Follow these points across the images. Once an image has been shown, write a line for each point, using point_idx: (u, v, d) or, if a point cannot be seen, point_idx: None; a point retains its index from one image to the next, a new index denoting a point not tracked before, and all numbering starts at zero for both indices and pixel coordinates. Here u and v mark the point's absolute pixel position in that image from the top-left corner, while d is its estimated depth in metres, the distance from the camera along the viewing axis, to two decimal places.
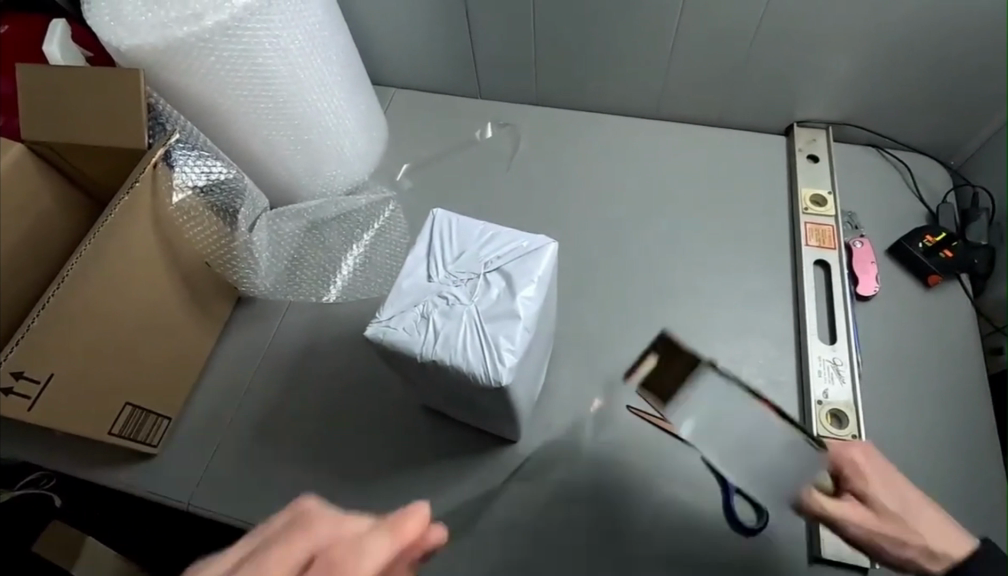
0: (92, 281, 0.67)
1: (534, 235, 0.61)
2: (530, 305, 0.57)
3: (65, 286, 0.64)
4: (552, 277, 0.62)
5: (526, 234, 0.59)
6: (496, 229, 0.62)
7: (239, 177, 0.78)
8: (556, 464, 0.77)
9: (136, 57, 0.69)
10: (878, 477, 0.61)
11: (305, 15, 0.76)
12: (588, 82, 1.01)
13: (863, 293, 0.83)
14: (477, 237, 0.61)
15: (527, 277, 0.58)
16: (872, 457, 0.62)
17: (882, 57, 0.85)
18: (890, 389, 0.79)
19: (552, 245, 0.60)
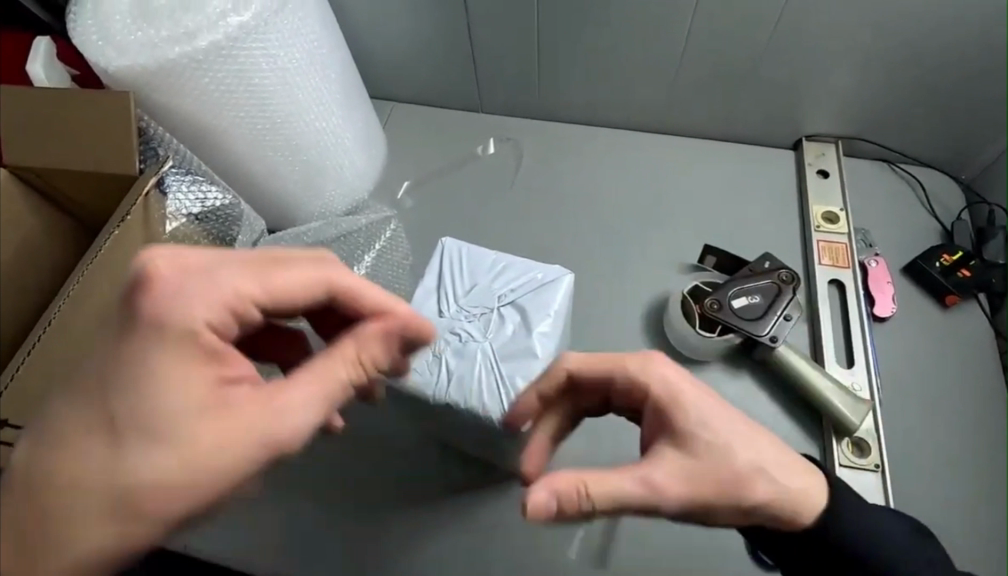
0: (83, 322, 0.63)
1: (549, 265, 0.58)
2: (547, 342, 0.54)
3: (52, 330, 0.60)
4: (567, 310, 0.59)
5: (541, 265, 0.57)
6: (508, 260, 0.59)
7: (236, 203, 0.75)
8: None
9: (125, 79, 0.66)
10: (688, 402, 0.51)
11: (303, 32, 0.73)
12: (590, 96, 0.99)
13: (880, 314, 0.81)
14: (488, 268, 0.58)
15: (542, 312, 0.55)
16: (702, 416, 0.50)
17: (894, 70, 0.83)
18: (908, 413, 0.77)
19: (567, 276, 0.57)
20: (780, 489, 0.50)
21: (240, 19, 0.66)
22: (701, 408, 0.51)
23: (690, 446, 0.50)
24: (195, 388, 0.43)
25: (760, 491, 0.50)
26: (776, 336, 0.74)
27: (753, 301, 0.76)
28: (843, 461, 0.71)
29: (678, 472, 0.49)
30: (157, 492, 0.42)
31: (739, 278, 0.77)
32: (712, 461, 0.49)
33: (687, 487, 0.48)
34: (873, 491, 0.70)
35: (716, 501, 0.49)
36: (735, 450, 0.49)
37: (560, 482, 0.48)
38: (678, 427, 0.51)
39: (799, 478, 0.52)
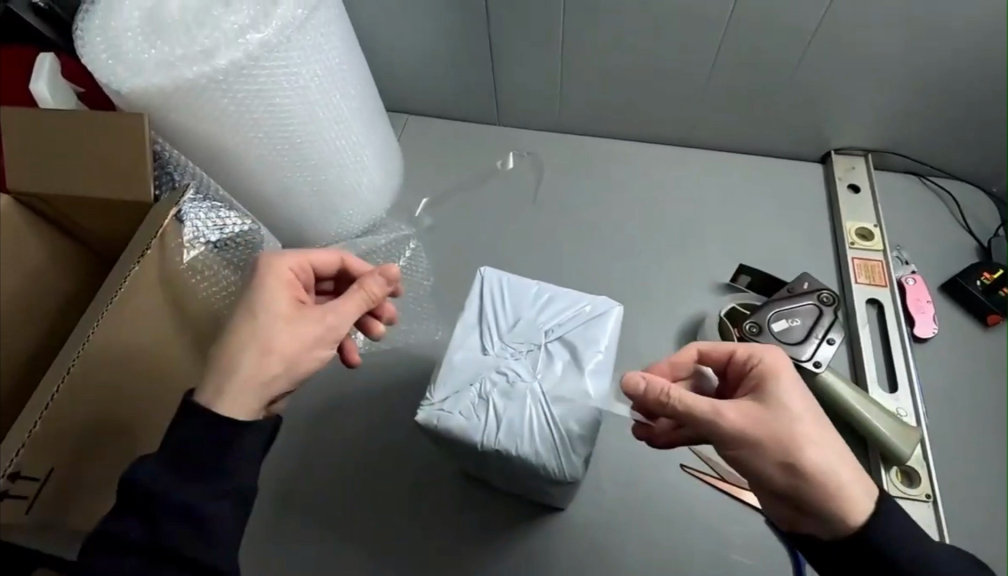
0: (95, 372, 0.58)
1: (596, 296, 0.56)
2: (600, 380, 0.52)
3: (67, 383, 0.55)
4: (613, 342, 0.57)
5: (590, 297, 0.54)
6: (551, 290, 0.57)
7: (256, 229, 0.72)
8: (612, 533, 0.70)
9: (139, 100, 0.62)
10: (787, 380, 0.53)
11: (324, 48, 0.69)
12: (613, 110, 0.96)
13: (921, 335, 0.79)
14: (531, 300, 0.56)
15: (593, 348, 0.53)
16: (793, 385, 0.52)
17: (929, 84, 0.81)
18: (954, 437, 0.75)
19: (616, 308, 0.55)
20: (838, 469, 0.49)
21: (260, 35, 0.63)
22: (798, 383, 0.52)
23: (772, 401, 0.51)
24: (275, 301, 0.53)
25: (816, 462, 0.49)
26: (820, 361, 0.72)
27: (793, 324, 0.74)
28: (893, 492, 0.68)
29: (748, 412, 0.51)
30: (264, 369, 0.51)
31: (779, 299, 0.76)
32: (783, 419, 0.50)
33: (753, 425, 0.51)
34: (925, 522, 0.67)
35: (770, 450, 0.50)
36: (807, 420, 0.50)
37: (654, 381, 0.53)
38: (769, 386, 0.52)
39: (859, 471, 0.50)
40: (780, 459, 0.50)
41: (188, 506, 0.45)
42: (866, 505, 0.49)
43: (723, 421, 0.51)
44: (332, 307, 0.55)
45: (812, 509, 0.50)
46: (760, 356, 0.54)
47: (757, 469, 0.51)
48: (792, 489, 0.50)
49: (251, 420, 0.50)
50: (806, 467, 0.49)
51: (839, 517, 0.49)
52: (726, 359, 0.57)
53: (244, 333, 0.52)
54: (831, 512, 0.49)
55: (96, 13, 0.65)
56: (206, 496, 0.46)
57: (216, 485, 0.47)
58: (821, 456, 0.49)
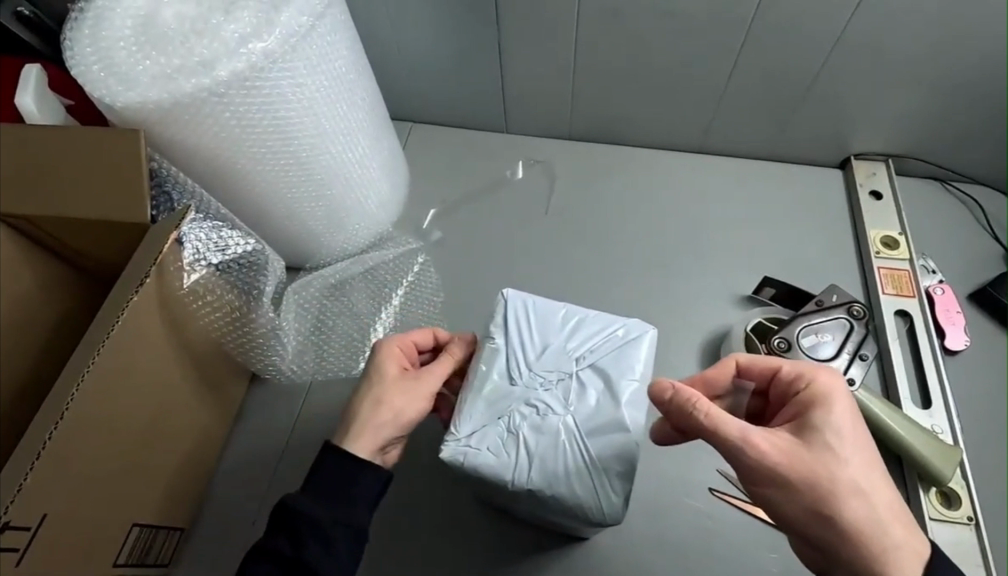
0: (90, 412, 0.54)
1: (627, 319, 0.56)
2: (636, 407, 0.52)
3: (63, 425, 0.51)
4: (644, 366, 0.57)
5: (623, 321, 0.54)
6: (578, 314, 0.57)
7: (260, 249, 0.68)
8: (639, 561, 0.67)
9: (134, 116, 0.58)
10: (840, 419, 0.48)
11: (330, 58, 0.65)
12: (625, 116, 0.93)
13: (952, 347, 0.76)
14: (558, 325, 0.56)
15: (627, 375, 0.53)
16: (845, 428, 0.48)
17: (953, 89, 0.78)
18: (994, 455, 0.72)
19: (651, 331, 0.56)
20: (879, 523, 0.46)
21: (263, 45, 0.59)
22: (850, 420, 0.48)
23: (815, 434, 0.48)
24: (388, 367, 0.56)
25: (854, 512, 0.46)
26: (853, 378, 0.69)
27: (822, 341, 0.71)
28: (932, 514, 0.65)
29: (786, 444, 0.47)
30: (378, 422, 0.54)
31: (808, 313, 0.72)
32: (826, 460, 0.46)
33: (791, 461, 0.47)
34: (967, 547, 0.64)
35: (803, 489, 0.46)
36: (852, 464, 0.46)
37: (685, 391, 0.50)
38: (814, 415, 0.48)
39: (900, 527, 0.46)
40: (813, 502, 0.46)
41: (321, 531, 0.50)
42: (904, 564, 0.46)
43: (754, 445, 0.47)
44: (432, 369, 0.57)
45: (840, 558, 0.47)
46: (813, 380, 0.50)
47: (783, 505, 0.47)
48: (822, 534, 0.47)
49: (368, 461, 0.53)
50: (842, 516, 0.46)
51: (868, 568, 0.46)
52: (769, 377, 0.54)
53: (361, 392, 0.55)
54: (862, 566, 0.46)
55: (86, 22, 0.61)
56: (336, 523, 0.51)
57: (343, 515, 0.51)
58: (858, 505, 0.46)
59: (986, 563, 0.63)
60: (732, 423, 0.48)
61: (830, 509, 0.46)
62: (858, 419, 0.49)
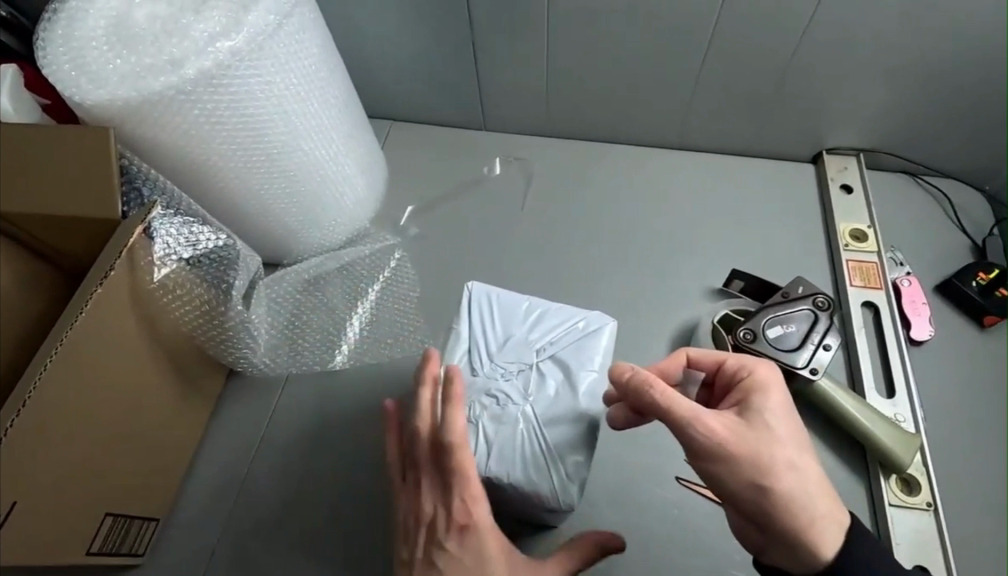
0: (55, 400, 0.54)
1: (589, 312, 0.58)
2: (593, 396, 0.54)
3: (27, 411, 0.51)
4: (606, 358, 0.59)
5: (583, 313, 0.56)
6: (541, 308, 0.59)
7: (231, 245, 0.68)
8: (606, 549, 0.68)
9: (103, 114, 0.59)
10: (777, 402, 0.51)
11: (300, 56, 0.67)
12: (599, 113, 0.94)
13: (918, 337, 0.77)
14: (521, 317, 0.57)
15: (586, 367, 0.55)
16: (782, 410, 0.51)
17: (918, 83, 0.80)
18: (956, 444, 0.73)
19: (610, 324, 0.57)
20: (812, 499, 0.49)
21: (230, 43, 0.60)
22: (784, 404, 0.52)
23: (755, 415, 0.50)
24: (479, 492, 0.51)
25: (788, 487, 0.48)
26: (816, 368, 0.70)
27: (788, 331, 0.72)
28: (893, 501, 0.67)
29: (731, 424, 0.49)
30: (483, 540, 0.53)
31: (773, 306, 0.74)
32: (764, 439, 0.49)
33: (737, 440, 0.49)
34: (926, 532, 0.66)
35: (747, 467, 0.48)
36: (788, 443, 0.49)
37: (643, 371, 0.51)
38: (755, 398, 0.51)
39: (830, 504, 0.49)
40: (755, 479, 0.48)
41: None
42: (832, 536, 0.49)
43: (704, 423, 0.49)
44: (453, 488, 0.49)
45: (771, 530, 0.50)
46: (753, 370, 0.54)
47: (725, 481, 0.49)
48: (759, 508, 0.49)
49: None
50: (780, 491, 0.48)
51: (797, 539, 0.49)
52: (716, 368, 0.57)
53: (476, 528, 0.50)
54: (795, 540, 0.49)
55: (59, 22, 0.62)
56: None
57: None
58: (792, 480, 0.49)
59: (945, 548, 0.64)
60: (683, 402, 0.49)
61: (769, 485, 0.48)
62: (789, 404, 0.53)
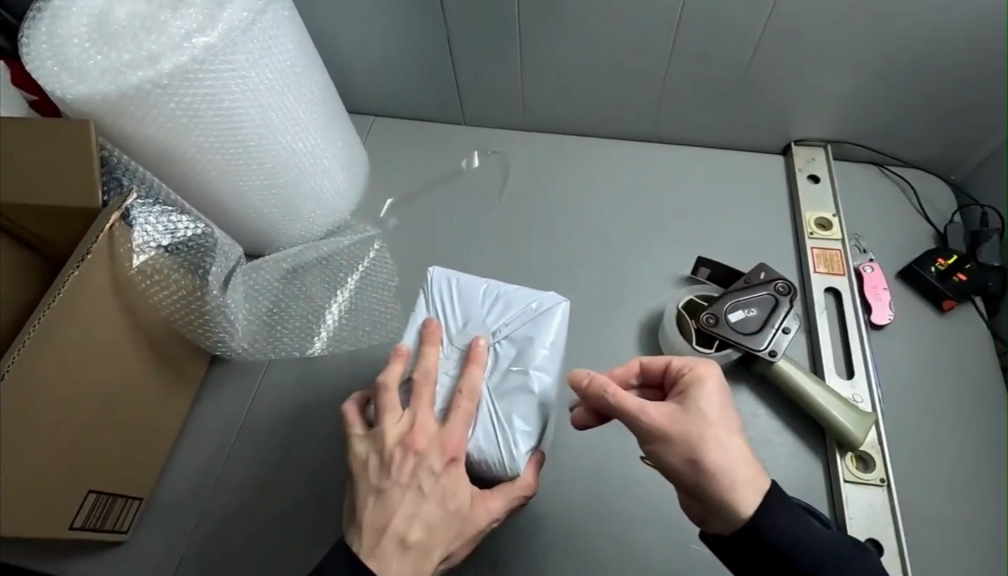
0: (33, 376, 0.57)
1: (542, 294, 0.63)
2: (542, 371, 0.59)
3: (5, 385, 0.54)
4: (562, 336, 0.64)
5: (535, 295, 0.61)
6: (498, 291, 0.64)
7: (209, 232, 0.71)
8: (573, 525, 0.70)
9: (85, 108, 0.62)
10: (712, 393, 0.55)
11: (275, 52, 0.69)
12: (574, 107, 0.96)
13: (878, 322, 0.80)
14: (479, 300, 0.63)
15: (537, 344, 0.60)
16: (717, 398, 0.55)
17: (877, 75, 0.82)
18: (915, 424, 0.76)
19: (562, 303, 0.62)
20: (738, 471, 0.51)
21: (206, 39, 0.63)
22: (720, 394, 0.55)
23: (690, 402, 0.55)
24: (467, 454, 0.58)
25: (718, 463, 0.52)
26: (776, 350, 0.73)
27: (750, 315, 0.75)
28: (848, 477, 0.70)
29: (669, 410, 0.54)
30: None
31: (736, 290, 0.76)
32: (697, 422, 0.53)
33: (673, 427, 0.53)
34: (878, 507, 0.69)
35: (681, 447, 0.53)
36: (719, 425, 0.53)
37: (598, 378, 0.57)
38: (692, 388, 0.56)
39: (756, 476, 0.52)
40: (688, 458, 0.52)
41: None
42: (749, 498, 0.51)
43: (643, 411, 0.54)
44: (453, 425, 0.55)
45: (708, 505, 0.53)
46: (693, 366, 0.57)
47: (664, 461, 0.54)
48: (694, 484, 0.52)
49: None
50: (708, 466, 0.52)
51: (729, 511, 0.51)
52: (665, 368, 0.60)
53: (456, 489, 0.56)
54: (725, 510, 0.51)
55: (43, 20, 0.65)
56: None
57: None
58: (722, 456, 0.52)
59: (896, 520, 0.68)
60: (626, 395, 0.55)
61: (698, 461, 0.52)
62: (726, 394, 0.56)
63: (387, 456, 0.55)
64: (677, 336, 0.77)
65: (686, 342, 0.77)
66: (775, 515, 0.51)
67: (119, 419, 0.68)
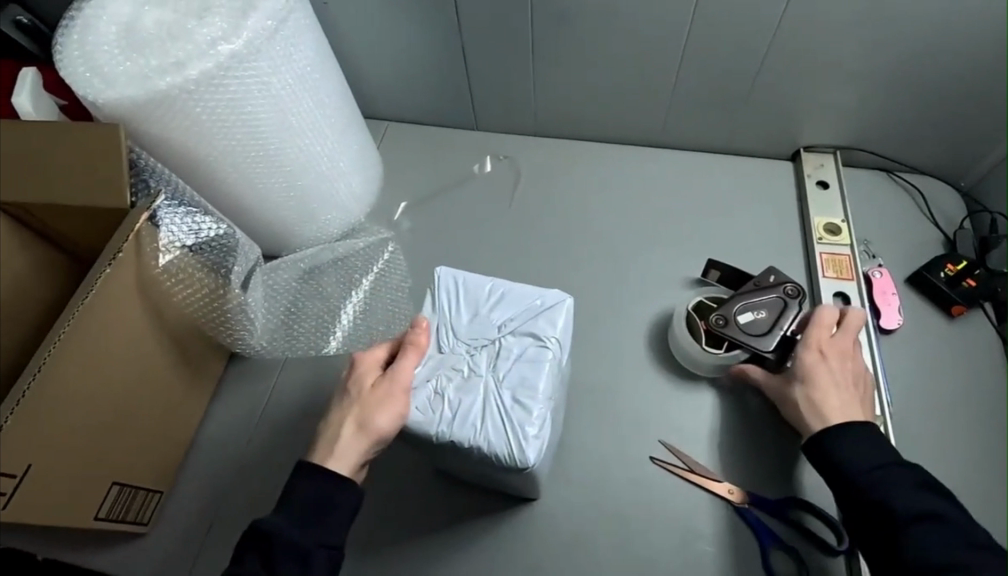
0: (65, 371, 0.59)
1: (546, 291, 0.64)
2: (547, 365, 0.59)
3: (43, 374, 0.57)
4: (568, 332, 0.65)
5: (539, 292, 0.62)
6: (502, 289, 0.65)
7: (231, 233, 0.73)
8: (581, 522, 0.73)
9: (114, 113, 0.64)
10: (827, 345, 0.72)
11: (295, 58, 0.71)
12: (584, 112, 0.98)
13: (886, 326, 0.81)
14: (484, 300, 0.64)
15: (542, 338, 0.61)
16: (840, 348, 0.72)
17: (887, 85, 0.83)
18: (926, 429, 0.76)
19: (567, 300, 0.63)
20: (860, 405, 0.68)
21: (231, 46, 0.65)
22: (847, 345, 0.73)
23: (808, 370, 0.71)
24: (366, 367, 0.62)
25: (843, 400, 0.68)
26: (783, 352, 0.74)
27: (759, 316, 0.75)
28: None
29: (840, 358, 0.71)
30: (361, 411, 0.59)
31: (746, 292, 0.77)
32: (839, 365, 0.71)
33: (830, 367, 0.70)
34: None
35: (819, 384, 0.69)
36: (827, 370, 0.70)
37: (813, 332, 0.73)
38: (850, 355, 0.72)
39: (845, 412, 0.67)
40: (822, 392, 0.69)
41: (304, 555, 0.53)
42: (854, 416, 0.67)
43: (804, 362, 0.71)
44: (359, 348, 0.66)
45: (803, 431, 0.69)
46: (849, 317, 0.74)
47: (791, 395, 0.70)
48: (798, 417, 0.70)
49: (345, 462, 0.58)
50: (839, 400, 0.68)
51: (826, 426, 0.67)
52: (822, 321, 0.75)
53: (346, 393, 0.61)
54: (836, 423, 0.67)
55: (75, 29, 0.68)
56: (318, 545, 0.54)
57: (329, 538, 0.54)
58: (838, 398, 0.68)
59: None
60: (820, 330, 0.73)
61: (843, 396, 0.68)
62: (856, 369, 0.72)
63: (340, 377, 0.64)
64: (688, 340, 0.78)
65: (698, 343, 0.77)
66: (874, 472, 0.62)
67: (143, 414, 0.70)
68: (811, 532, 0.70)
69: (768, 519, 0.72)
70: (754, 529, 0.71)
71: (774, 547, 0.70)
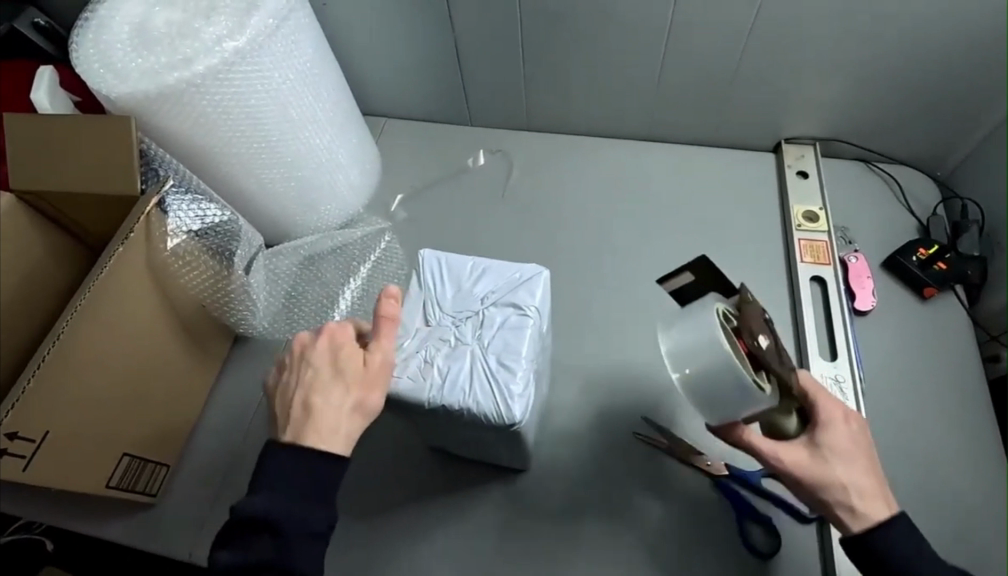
0: (82, 343, 0.64)
1: (524, 265, 0.67)
2: (528, 331, 0.63)
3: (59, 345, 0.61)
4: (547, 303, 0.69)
5: (517, 266, 0.66)
6: (483, 265, 0.69)
7: (234, 219, 0.78)
8: (566, 493, 0.77)
9: (126, 106, 0.69)
10: (838, 422, 0.61)
11: (296, 55, 0.76)
12: (573, 107, 1.02)
13: (861, 308, 0.85)
14: (466, 276, 0.68)
15: (521, 307, 0.65)
16: (848, 419, 0.61)
17: (863, 79, 0.86)
18: (898, 405, 0.79)
19: (543, 273, 0.67)
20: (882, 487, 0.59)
21: (236, 44, 0.70)
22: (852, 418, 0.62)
23: (834, 438, 0.60)
24: (335, 341, 0.59)
25: (867, 483, 0.59)
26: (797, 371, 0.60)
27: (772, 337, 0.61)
28: None
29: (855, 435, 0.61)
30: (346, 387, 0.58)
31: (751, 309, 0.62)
32: (856, 444, 0.60)
33: (845, 449, 0.60)
34: None
35: (838, 471, 0.59)
36: (845, 455, 0.59)
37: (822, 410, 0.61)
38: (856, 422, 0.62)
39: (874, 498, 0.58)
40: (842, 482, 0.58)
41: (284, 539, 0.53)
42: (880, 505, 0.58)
43: (822, 434, 0.60)
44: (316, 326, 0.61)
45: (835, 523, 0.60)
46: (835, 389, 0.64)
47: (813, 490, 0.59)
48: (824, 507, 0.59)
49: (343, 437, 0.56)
50: (862, 485, 0.59)
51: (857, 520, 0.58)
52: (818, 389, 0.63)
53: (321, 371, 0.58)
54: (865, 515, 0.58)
55: (90, 28, 0.72)
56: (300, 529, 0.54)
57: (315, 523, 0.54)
58: (861, 481, 0.59)
59: None
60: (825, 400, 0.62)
61: (864, 477, 0.59)
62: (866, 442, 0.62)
63: (303, 356, 0.59)
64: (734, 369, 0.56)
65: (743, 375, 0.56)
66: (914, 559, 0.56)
67: (152, 389, 0.74)
68: (785, 502, 0.74)
69: (745, 491, 0.75)
70: (732, 502, 0.74)
71: (750, 517, 0.73)
